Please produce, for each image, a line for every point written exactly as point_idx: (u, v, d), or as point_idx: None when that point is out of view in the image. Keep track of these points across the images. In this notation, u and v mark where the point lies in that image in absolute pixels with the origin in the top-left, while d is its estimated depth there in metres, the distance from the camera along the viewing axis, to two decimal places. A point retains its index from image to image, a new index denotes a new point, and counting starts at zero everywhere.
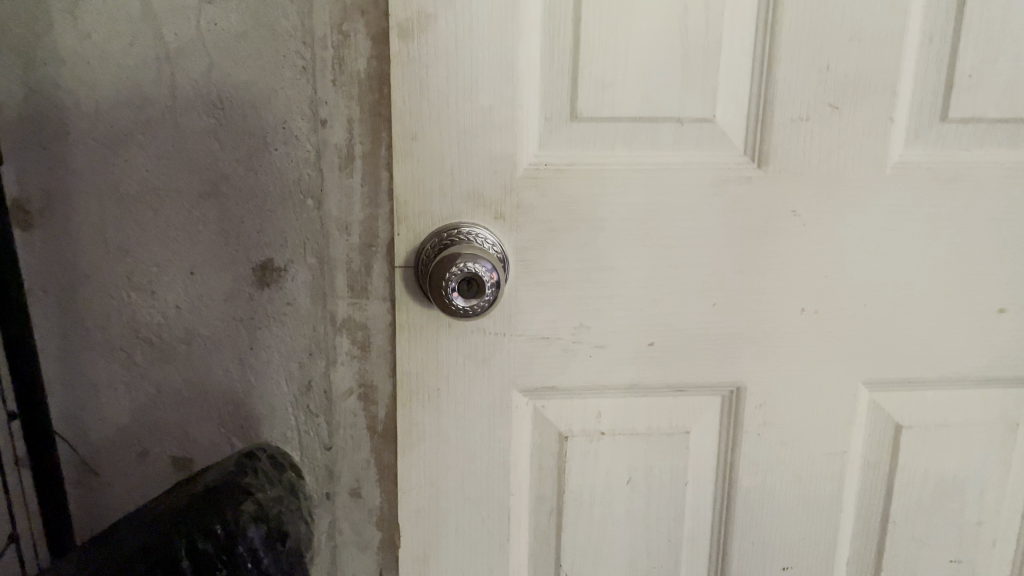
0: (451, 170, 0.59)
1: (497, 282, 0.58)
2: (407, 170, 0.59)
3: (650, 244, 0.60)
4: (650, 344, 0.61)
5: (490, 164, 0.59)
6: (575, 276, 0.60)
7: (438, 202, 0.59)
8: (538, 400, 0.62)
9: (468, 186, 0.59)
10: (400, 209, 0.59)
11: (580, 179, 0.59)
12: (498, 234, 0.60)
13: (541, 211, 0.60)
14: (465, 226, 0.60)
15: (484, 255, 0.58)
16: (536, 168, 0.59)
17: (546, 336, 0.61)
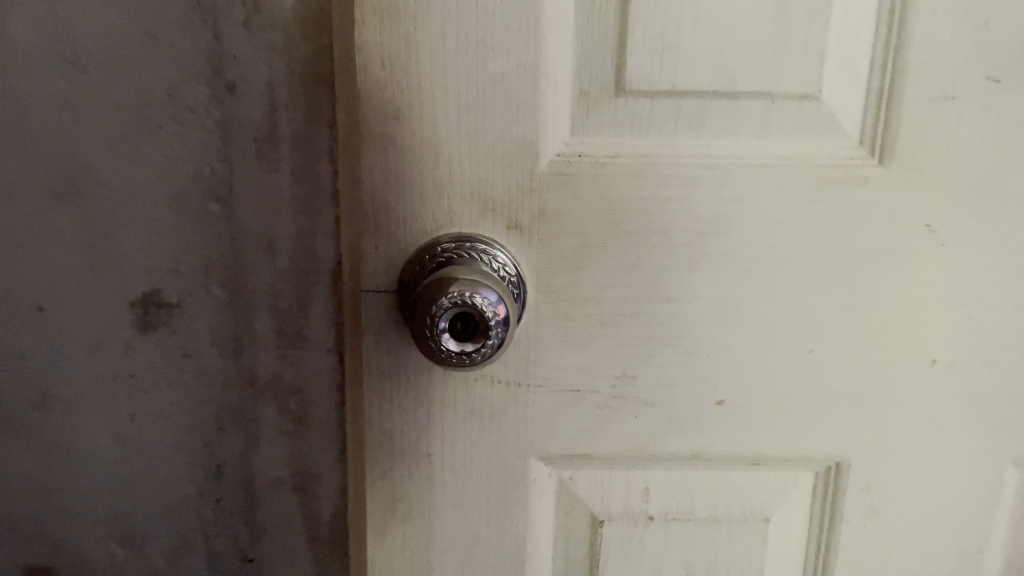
0: (445, 160, 0.42)
1: (505, 318, 0.40)
2: (381, 157, 0.41)
3: (721, 270, 0.43)
4: (716, 404, 0.45)
5: (499, 155, 0.42)
6: (614, 310, 0.44)
7: (428, 205, 0.42)
8: (564, 471, 0.47)
9: (470, 184, 0.42)
10: (373, 214, 0.42)
11: (624, 180, 0.42)
12: (513, 251, 0.43)
13: (571, 222, 0.43)
14: (467, 239, 0.43)
15: (487, 280, 0.40)
16: (566, 162, 0.42)
17: (575, 389, 0.45)
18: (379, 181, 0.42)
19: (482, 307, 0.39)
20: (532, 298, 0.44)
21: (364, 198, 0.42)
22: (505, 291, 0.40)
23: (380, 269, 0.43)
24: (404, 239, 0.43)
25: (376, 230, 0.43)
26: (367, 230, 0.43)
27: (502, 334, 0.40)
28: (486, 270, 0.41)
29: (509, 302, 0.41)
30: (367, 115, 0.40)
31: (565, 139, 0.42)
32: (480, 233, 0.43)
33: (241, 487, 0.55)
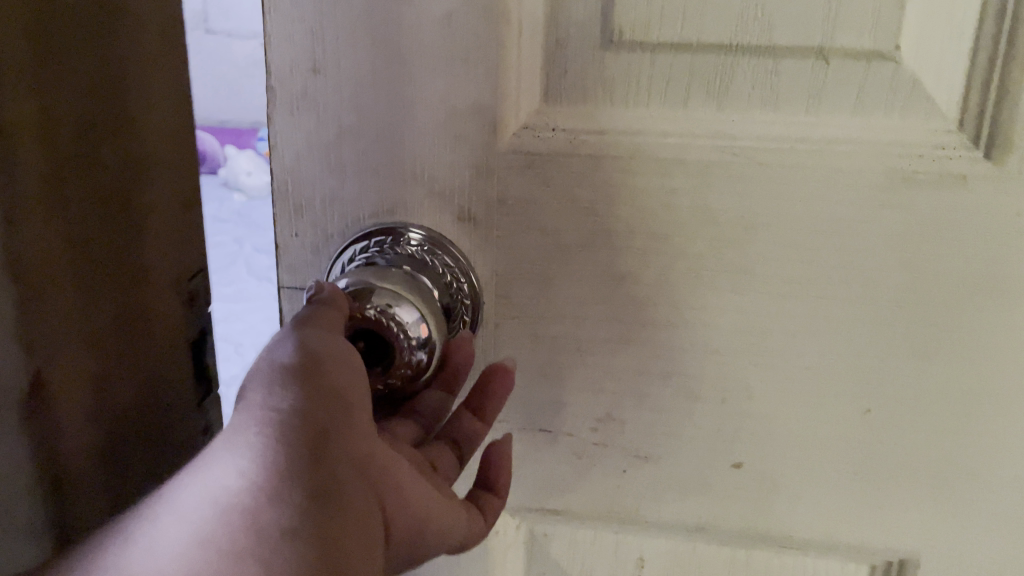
0: (376, 128, 0.31)
1: (428, 342, 0.30)
2: (297, 125, 0.31)
3: (739, 292, 0.31)
4: (734, 467, 0.34)
5: (446, 125, 0.30)
6: (597, 334, 0.33)
7: (359, 184, 0.32)
8: (533, 525, 0.37)
9: (408, 159, 0.31)
10: (290, 194, 0.33)
11: (613, 166, 0.30)
12: (464, 250, 0.32)
13: (540, 217, 0.31)
14: (405, 231, 0.32)
15: (402, 287, 0.30)
16: (536, 137, 0.30)
17: (545, 429, 0.34)
18: (295, 152, 0.32)
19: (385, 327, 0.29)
20: (489, 309, 0.33)
21: (277, 174, 0.32)
22: (431, 303, 0.30)
23: (303, 261, 0.34)
24: (330, 226, 0.33)
25: (299, 214, 0.33)
26: (286, 215, 0.33)
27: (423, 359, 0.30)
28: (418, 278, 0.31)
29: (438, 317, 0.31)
30: (274, 64, 0.31)
31: (538, 104, 0.30)
32: (420, 225, 0.32)
33: None
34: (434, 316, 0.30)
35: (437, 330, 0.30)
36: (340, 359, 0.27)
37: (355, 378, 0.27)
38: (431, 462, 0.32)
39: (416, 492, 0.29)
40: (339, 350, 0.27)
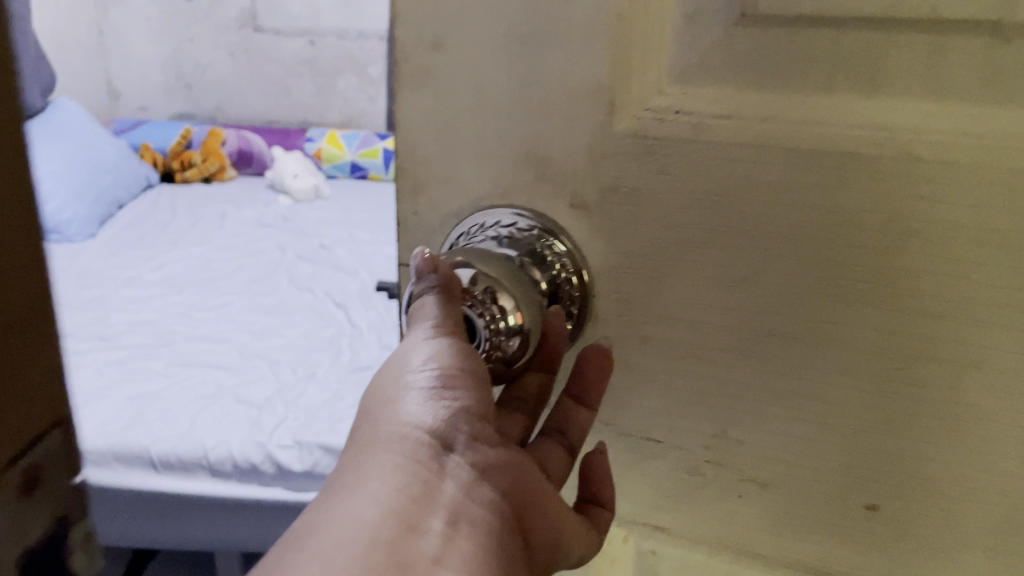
0: (494, 106, 0.28)
1: (524, 333, 0.26)
2: (424, 105, 0.30)
3: (883, 308, 0.26)
4: (867, 509, 0.29)
5: (562, 105, 0.27)
6: (714, 341, 0.29)
7: (475, 164, 0.30)
8: (639, 539, 0.34)
9: (524, 138, 0.29)
10: (411, 171, 0.31)
11: (742, 154, 0.26)
12: (577, 239, 0.29)
13: (656, 207, 0.28)
14: (517, 212, 0.30)
15: (493, 270, 0.26)
16: (657, 120, 0.27)
17: (654, 440, 0.31)
18: (416, 130, 0.30)
19: (475, 314, 0.27)
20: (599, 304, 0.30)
21: (401, 151, 0.31)
22: (524, 288, 0.27)
23: (418, 242, 0.32)
24: (445, 206, 0.31)
25: (417, 195, 0.31)
26: (406, 194, 0.32)
27: (513, 348, 0.27)
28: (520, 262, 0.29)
29: (534, 300, 0.27)
30: (399, 43, 0.29)
31: (664, 82, 0.26)
32: (534, 210, 0.29)
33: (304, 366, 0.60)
34: (525, 305, 0.26)
35: (529, 319, 0.26)
36: (465, 373, 0.27)
37: (481, 392, 0.27)
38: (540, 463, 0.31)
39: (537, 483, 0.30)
40: (462, 364, 0.27)
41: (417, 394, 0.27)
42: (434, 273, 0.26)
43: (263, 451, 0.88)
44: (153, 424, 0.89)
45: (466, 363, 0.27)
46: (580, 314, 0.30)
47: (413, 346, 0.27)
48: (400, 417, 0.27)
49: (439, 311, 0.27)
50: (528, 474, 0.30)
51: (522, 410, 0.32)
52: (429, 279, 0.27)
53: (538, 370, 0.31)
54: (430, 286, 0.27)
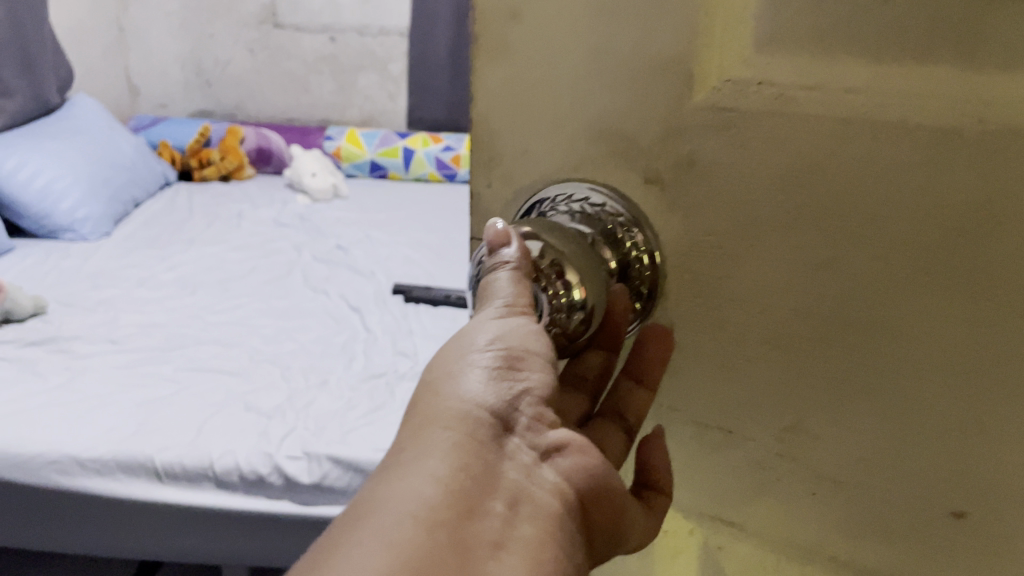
0: (568, 82, 0.28)
1: (587, 311, 0.26)
2: (504, 81, 0.29)
3: (978, 297, 0.24)
4: (953, 516, 0.27)
5: (634, 80, 0.27)
6: (787, 328, 0.27)
7: (550, 138, 0.30)
8: (709, 532, 0.33)
9: (596, 114, 0.28)
10: (489, 145, 0.31)
11: (827, 131, 0.24)
12: (648, 218, 0.28)
13: (733, 184, 0.26)
14: (593, 188, 0.29)
15: (565, 247, 0.25)
16: (736, 93, 0.25)
17: (723, 430, 0.30)
18: (495, 104, 0.30)
19: (540, 290, 0.26)
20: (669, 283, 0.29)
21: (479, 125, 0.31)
22: (591, 266, 0.26)
23: None
24: (520, 179, 0.31)
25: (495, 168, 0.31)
26: (485, 165, 0.32)
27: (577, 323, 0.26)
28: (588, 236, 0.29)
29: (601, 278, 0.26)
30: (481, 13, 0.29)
31: (745, 53, 0.25)
32: (606, 187, 0.29)
33: None
34: (588, 282, 0.25)
35: (592, 297, 0.25)
36: (532, 353, 0.27)
37: (541, 374, 0.27)
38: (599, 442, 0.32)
39: (611, 482, 0.28)
40: (530, 344, 0.26)
41: (479, 373, 0.27)
42: (507, 248, 0.26)
43: (269, 461, 0.73)
44: (159, 431, 0.74)
45: (532, 342, 0.26)
46: (654, 292, 0.29)
47: (479, 324, 0.27)
48: (461, 394, 0.27)
49: (512, 286, 0.26)
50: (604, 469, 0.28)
51: (583, 388, 0.33)
52: (504, 252, 0.26)
53: (599, 349, 0.32)
54: (505, 259, 0.26)
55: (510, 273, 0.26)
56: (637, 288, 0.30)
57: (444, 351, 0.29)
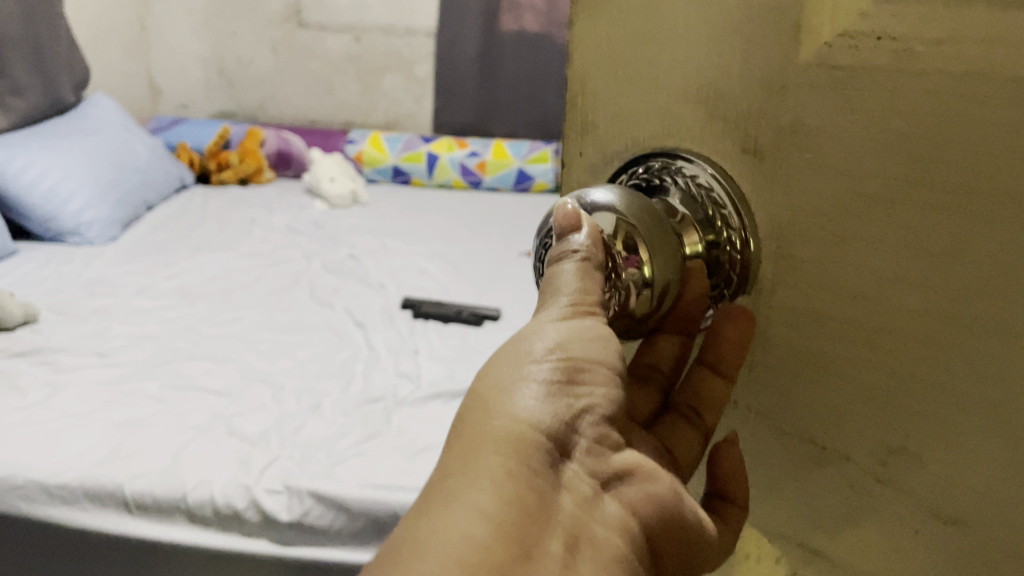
0: (661, 33, 0.20)
1: (660, 292, 0.19)
2: (598, 32, 0.21)
3: None
4: None
5: (738, 20, 0.18)
6: (904, 340, 0.17)
7: (638, 100, 0.21)
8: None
9: (694, 69, 0.19)
10: (579, 108, 0.23)
11: (965, 95, 0.15)
12: (745, 191, 0.19)
13: (830, 151, 0.17)
14: (686, 158, 0.20)
15: (635, 215, 0.19)
16: (850, 49, 0.16)
17: (816, 444, 0.19)
18: (586, 57, 0.22)
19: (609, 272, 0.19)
20: (766, 271, 0.19)
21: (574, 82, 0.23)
22: (665, 234, 0.19)
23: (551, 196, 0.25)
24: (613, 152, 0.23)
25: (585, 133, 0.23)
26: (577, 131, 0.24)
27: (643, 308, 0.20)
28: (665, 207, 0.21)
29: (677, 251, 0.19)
30: None
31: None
32: (707, 156, 0.20)
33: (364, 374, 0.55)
34: (653, 254, 0.19)
35: (658, 269, 0.19)
36: (595, 365, 0.20)
37: (608, 389, 0.20)
38: (665, 446, 0.23)
39: (687, 514, 0.20)
40: (597, 351, 0.19)
41: (536, 388, 0.20)
42: (574, 233, 0.19)
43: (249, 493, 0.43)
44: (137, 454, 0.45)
45: (600, 349, 0.20)
46: (745, 283, 0.20)
47: (536, 328, 0.20)
48: (512, 413, 0.19)
49: (578, 279, 0.19)
50: (676, 499, 0.20)
51: (652, 383, 0.24)
52: (570, 238, 0.19)
53: (672, 332, 0.23)
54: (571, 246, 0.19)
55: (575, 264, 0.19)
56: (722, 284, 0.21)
57: (488, 364, 0.21)
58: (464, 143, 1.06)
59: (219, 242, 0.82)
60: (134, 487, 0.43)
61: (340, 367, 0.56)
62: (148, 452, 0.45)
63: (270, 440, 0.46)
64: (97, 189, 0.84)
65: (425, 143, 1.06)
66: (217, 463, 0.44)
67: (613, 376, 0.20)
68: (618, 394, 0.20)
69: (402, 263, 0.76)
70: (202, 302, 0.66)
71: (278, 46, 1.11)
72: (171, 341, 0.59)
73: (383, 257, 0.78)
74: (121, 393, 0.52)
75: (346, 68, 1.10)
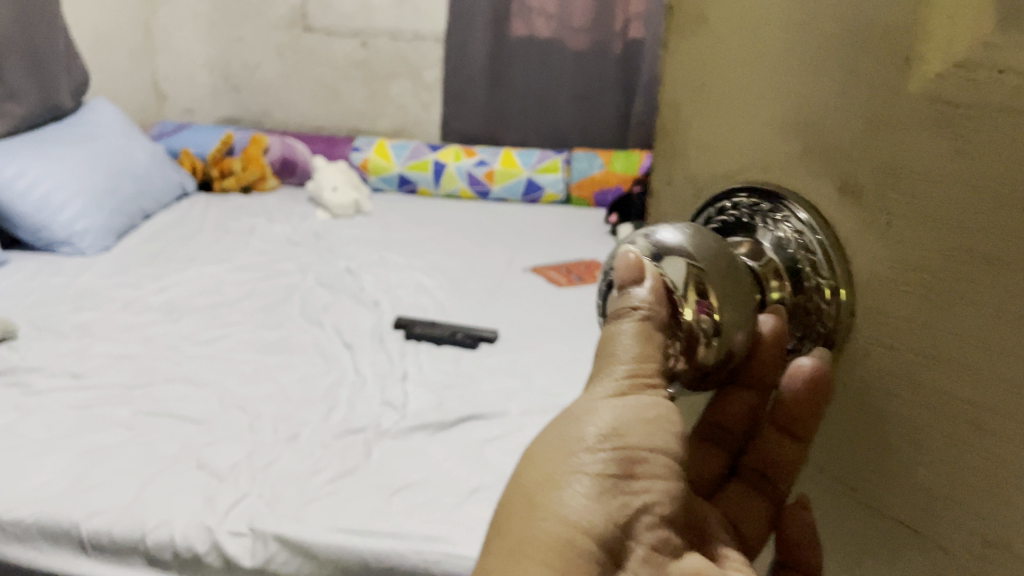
0: (770, 55, 0.19)
1: (729, 344, 0.18)
2: (695, 55, 0.21)
3: None
4: None
5: (839, 48, 0.17)
6: (1004, 412, 0.16)
7: (735, 125, 0.20)
8: None
9: (794, 93, 0.18)
10: (670, 134, 0.23)
11: None
12: (841, 236, 0.18)
13: (929, 197, 0.16)
14: (781, 202, 0.19)
15: (704, 261, 0.18)
16: (966, 81, 0.15)
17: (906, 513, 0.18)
18: (678, 81, 0.22)
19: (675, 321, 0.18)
20: (857, 331, 0.18)
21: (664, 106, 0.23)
22: (737, 287, 0.18)
23: None
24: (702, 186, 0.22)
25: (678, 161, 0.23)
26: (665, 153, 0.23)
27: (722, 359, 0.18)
28: (749, 252, 0.20)
29: (751, 306, 0.18)
30: None
31: (988, 27, 0.14)
32: (804, 199, 0.19)
33: (348, 403, 0.52)
34: (727, 300, 0.18)
35: (733, 315, 0.18)
36: (652, 452, 0.20)
37: (663, 482, 0.20)
38: (730, 522, 0.23)
39: None
40: (652, 438, 0.20)
41: (587, 480, 0.19)
42: (637, 286, 0.19)
43: (212, 535, 0.40)
44: (97, 487, 0.42)
45: (656, 436, 0.20)
46: (836, 339, 0.19)
47: (589, 409, 0.20)
48: (562, 511, 0.19)
49: (637, 343, 0.19)
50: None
51: (723, 444, 0.24)
52: (632, 291, 0.19)
53: (743, 386, 0.23)
54: (634, 299, 0.19)
55: (636, 322, 0.19)
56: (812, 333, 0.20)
57: (535, 453, 0.21)
58: (472, 151, 1.02)
59: (213, 253, 0.79)
60: (90, 525, 0.40)
61: (323, 393, 0.53)
62: (110, 487, 0.43)
63: (239, 475, 0.44)
64: (91, 197, 0.82)
65: (432, 150, 1.03)
66: (182, 501, 0.42)
67: (668, 466, 0.20)
68: (676, 487, 0.20)
69: (399, 278, 0.73)
70: (188, 318, 0.64)
71: (285, 50, 1.08)
72: (149, 361, 0.56)
73: (380, 271, 0.75)
74: (91, 418, 0.49)
75: (353, 74, 1.08)
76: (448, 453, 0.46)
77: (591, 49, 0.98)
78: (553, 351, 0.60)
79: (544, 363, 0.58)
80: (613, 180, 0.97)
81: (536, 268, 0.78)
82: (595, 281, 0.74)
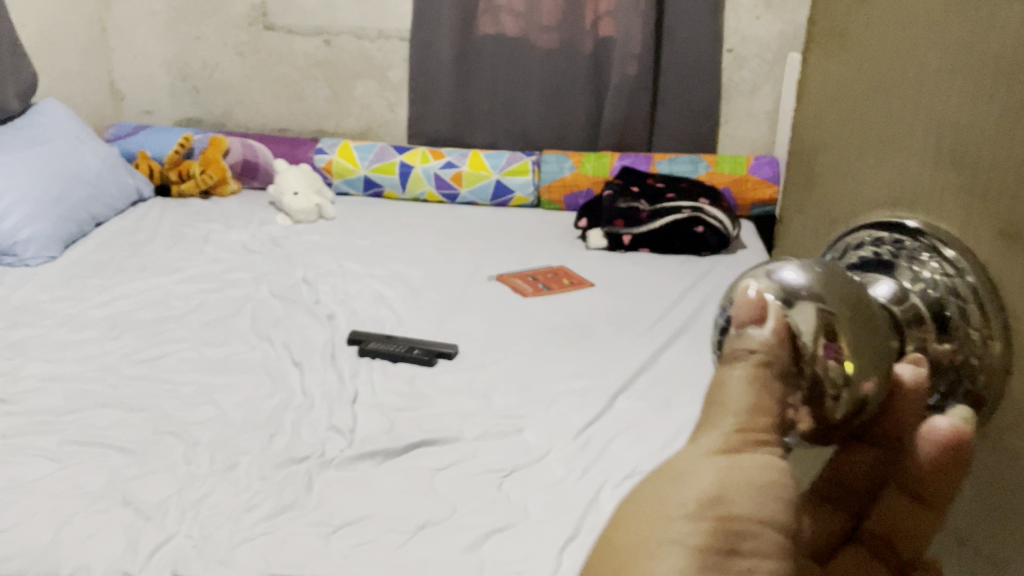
0: (908, 71, 0.15)
1: (862, 396, 0.15)
2: (826, 74, 0.18)
3: None
4: None
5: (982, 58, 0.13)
6: None
7: (864, 166, 0.17)
8: None
9: (928, 120, 0.15)
10: (807, 165, 0.20)
11: None
12: (995, 281, 0.14)
13: None
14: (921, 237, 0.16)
15: (833, 303, 0.15)
16: None
17: None
18: (814, 110, 0.19)
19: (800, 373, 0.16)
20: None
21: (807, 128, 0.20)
22: (867, 334, 0.15)
23: None
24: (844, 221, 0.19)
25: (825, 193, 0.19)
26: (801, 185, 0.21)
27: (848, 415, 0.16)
28: (888, 293, 0.17)
29: (888, 357, 0.16)
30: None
31: None
32: (947, 233, 0.15)
33: (293, 428, 0.48)
34: (860, 351, 0.15)
35: (862, 366, 0.15)
36: (766, 526, 0.15)
37: (777, 563, 0.15)
38: None
39: None
40: (762, 505, 0.15)
41: (683, 552, 0.14)
42: (756, 328, 0.16)
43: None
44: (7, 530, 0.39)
45: (764, 504, 0.15)
46: (989, 400, 0.15)
47: (685, 466, 0.16)
48: None
49: (750, 390, 0.16)
50: None
51: (840, 516, 0.20)
52: (750, 333, 0.16)
53: (868, 442, 0.18)
54: (752, 341, 0.16)
55: (749, 367, 0.16)
56: (960, 389, 0.16)
57: (621, 519, 0.16)
58: (439, 152, 0.99)
59: (164, 263, 0.76)
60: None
61: (266, 418, 0.49)
62: (23, 528, 0.39)
63: (167, 513, 0.40)
64: (36, 204, 0.78)
65: (398, 152, 0.99)
66: (101, 543, 0.38)
67: (780, 549, 0.15)
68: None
69: (357, 289, 0.70)
70: (129, 335, 0.60)
71: (245, 50, 1.05)
72: (82, 383, 0.53)
73: (338, 281, 0.72)
74: (10, 449, 0.46)
75: (316, 73, 1.04)
76: (396, 484, 0.44)
77: (560, 48, 0.95)
78: (514, 367, 0.57)
79: (505, 380, 0.55)
80: (584, 182, 0.95)
81: (502, 276, 0.75)
82: (562, 289, 0.71)
